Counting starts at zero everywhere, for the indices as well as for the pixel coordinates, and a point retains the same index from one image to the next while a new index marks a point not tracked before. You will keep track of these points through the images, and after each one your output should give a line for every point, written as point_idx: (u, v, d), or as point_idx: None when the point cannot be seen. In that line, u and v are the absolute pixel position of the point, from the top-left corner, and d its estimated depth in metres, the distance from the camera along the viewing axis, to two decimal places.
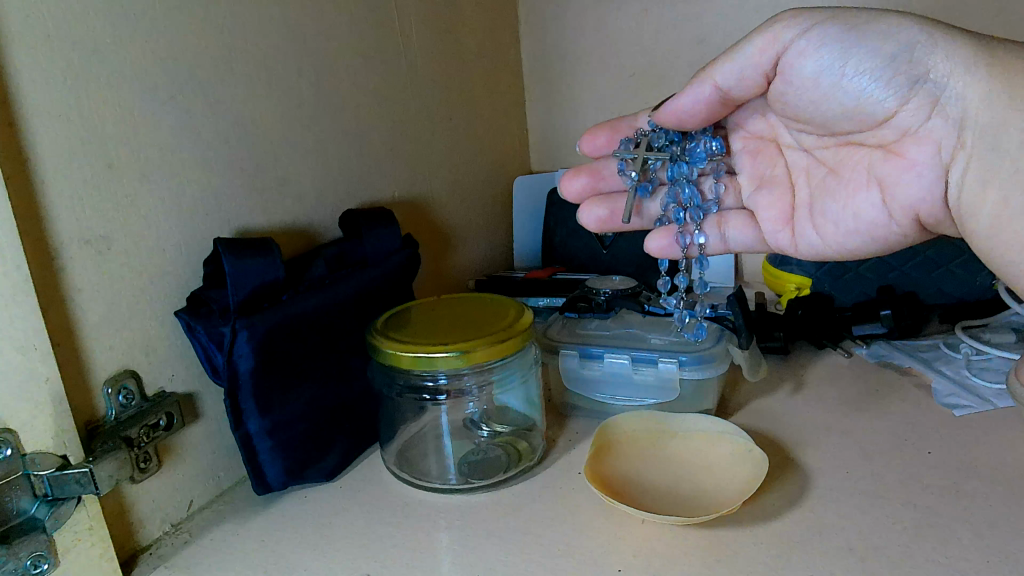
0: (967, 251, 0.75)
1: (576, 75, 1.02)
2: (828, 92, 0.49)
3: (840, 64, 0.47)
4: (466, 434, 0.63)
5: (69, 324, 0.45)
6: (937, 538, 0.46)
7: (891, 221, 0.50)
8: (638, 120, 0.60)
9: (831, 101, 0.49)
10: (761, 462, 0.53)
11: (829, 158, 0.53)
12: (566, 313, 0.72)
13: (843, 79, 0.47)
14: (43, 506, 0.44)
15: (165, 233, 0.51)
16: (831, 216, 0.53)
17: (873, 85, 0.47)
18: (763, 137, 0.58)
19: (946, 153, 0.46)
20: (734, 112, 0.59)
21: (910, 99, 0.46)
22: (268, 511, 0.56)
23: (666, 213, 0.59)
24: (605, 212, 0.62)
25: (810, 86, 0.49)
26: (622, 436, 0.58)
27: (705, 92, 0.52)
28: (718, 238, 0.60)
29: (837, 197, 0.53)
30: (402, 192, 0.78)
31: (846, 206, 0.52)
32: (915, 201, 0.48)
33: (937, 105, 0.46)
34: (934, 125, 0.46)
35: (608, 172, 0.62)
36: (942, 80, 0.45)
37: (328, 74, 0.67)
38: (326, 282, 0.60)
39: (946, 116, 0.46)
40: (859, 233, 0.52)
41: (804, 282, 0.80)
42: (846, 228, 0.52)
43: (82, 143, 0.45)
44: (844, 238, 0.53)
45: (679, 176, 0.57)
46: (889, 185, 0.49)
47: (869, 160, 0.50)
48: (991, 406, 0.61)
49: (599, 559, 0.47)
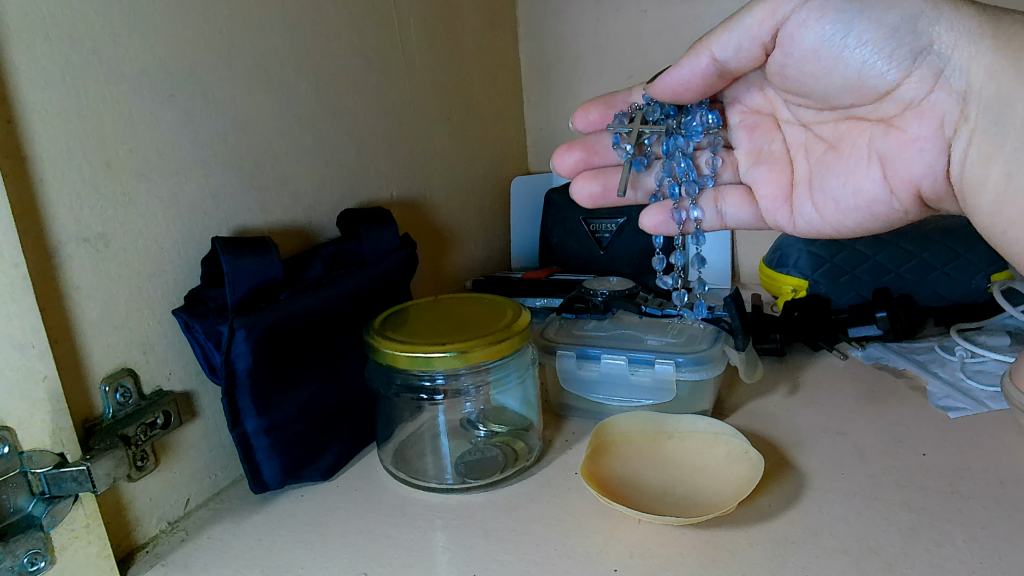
0: (961, 254, 0.76)
1: (574, 77, 1.03)
2: (829, 63, 0.48)
3: (843, 35, 0.46)
4: (462, 434, 0.63)
5: (66, 323, 0.45)
6: (932, 539, 0.46)
7: (892, 197, 0.51)
8: (632, 95, 0.60)
9: (832, 73, 0.49)
10: (757, 463, 0.53)
11: (829, 134, 0.54)
12: (562, 313, 0.72)
13: (844, 50, 0.47)
14: (40, 504, 0.44)
15: (164, 232, 0.51)
16: (830, 193, 0.54)
17: (876, 56, 0.47)
18: (761, 112, 0.58)
19: (948, 129, 0.46)
20: (732, 87, 0.59)
21: (914, 71, 0.46)
22: (264, 510, 0.56)
23: (661, 189, 0.60)
24: (598, 187, 0.62)
25: (810, 58, 0.49)
26: (618, 437, 0.58)
27: (703, 68, 0.52)
28: (715, 214, 0.61)
29: (838, 173, 0.53)
30: (401, 192, 0.78)
31: (847, 181, 0.52)
32: (917, 177, 0.49)
33: (941, 78, 0.46)
34: (937, 99, 0.46)
35: (602, 147, 0.62)
36: (946, 53, 0.45)
37: (328, 74, 0.67)
38: (324, 282, 0.60)
39: (950, 90, 0.46)
40: (859, 209, 0.52)
41: (802, 284, 0.80)
42: (846, 205, 0.53)
43: (82, 141, 0.45)
44: (844, 214, 0.54)
45: (674, 150, 0.58)
46: (889, 161, 0.50)
47: (870, 134, 0.50)
48: (986, 408, 0.61)
49: (595, 559, 0.47)
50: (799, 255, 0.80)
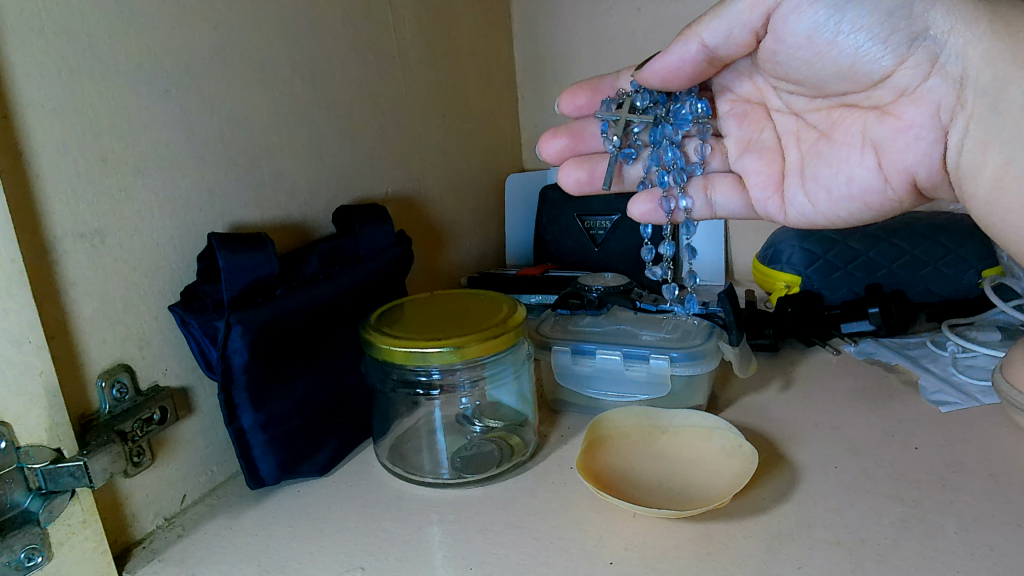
0: (952, 251, 0.77)
1: (568, 76, 1.03)
2: (822, 50, 0.49)
3: (836, 21, 0.47)
4: (458, 429, 0.64)
5: (63, 319, 0.45)
6: (924, 531, 0.46)
7: (886, 185, 0.51)
8: (619, 80, 0.60)
9: (825, 60, 0.49)
10: (751, 459, 0.54)
11: (821, 122, 0.54)
12: (557, 309, 0.72)
13: (839, 36, 0.47)
14: (37, 499, 0.44)
15: (159, 227, 0.51)
16: (823, 181, 0.54)
17: (870, 42, 0.47)
18: (751, 100, 0.59)
19: (945, 115, 0.47)
20: (721, 76, 0.59)
21: (909, 57, 0.47)
22: (261, 505, 0.56)
23: (649, 176, 0.61)
24: (584, 174, 0.63)
25: (804, 45, 0.49)
26: (614, 432, 0.59)
27: (693, 55, 0.52)
28: (705, 203, 0.61)
29: (830, 161, 0.53)
30: (396, 189, 0.78)
31: (840, 169, 0.53)
32: (912, 165, 0.49)
33: (937, 64, 0.46)
34: (933, 85, 0.47)
35: (588, 134, 0.63)
36: (941, 38, 0.45)
37: (323, 71, 0.67)
38: (320, 278, 0.60)
39: (946, 75, 0.46)
40: (852, 198, 0.53)
41: (795, 280, 0.80)
42: (839, 194, 0.53)
43: (77, 135, 0.45)
44: (836, 204, 0.54)
45: (662, 138, 0.58)
46: (883, 148, 0.50)
47: (864, 122, 0.51)
48: (977, 402, 0.62)
49: (591, 552, 0.47)
50: (792, 251, 0.80)
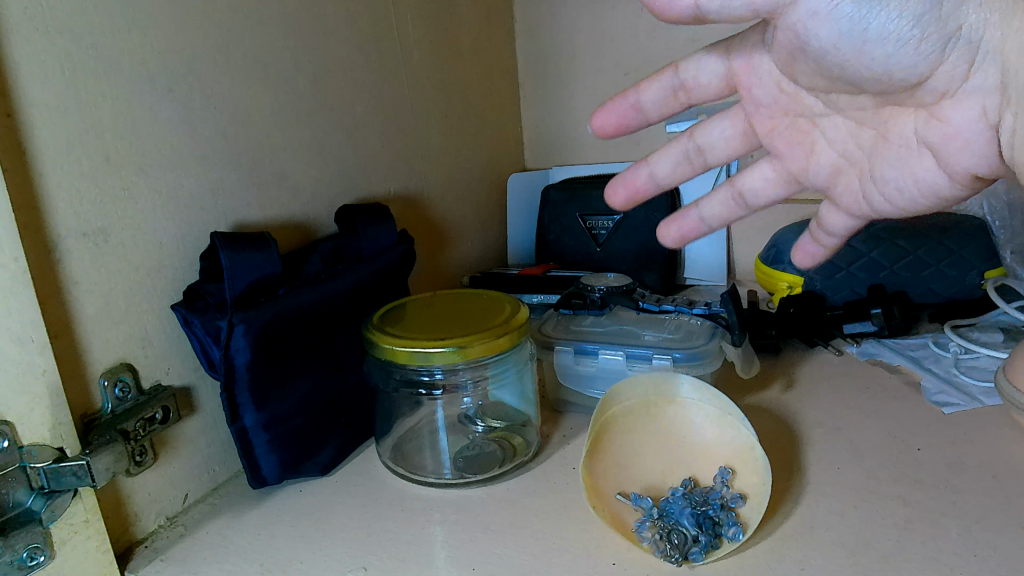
0: (955, 252, 0.76)
1: (570, 75, 1.03)
2: (850, 57, 0.37)
3: (864, 19, 0.35)
4: (461, 429, 0.64)
5: (66, 318, 0.45)
6: (927, 533, 0.46)
7: (955, 184, 0.41)
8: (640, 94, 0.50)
9: (855, 66, 0.37)
10: (761, 460, 0.51)
11: (871, 119, 0.43)
12: (560, 309, 0.72)
13: (866, 42, 0.36)
14: (40, 499, 0.44)
15: (162, 226, 0.51)
16: (890, 182, 0.44)
17: (901, 47, 0.36)
18: (784, 95, 0.47)
19: (994, 115, 0.37)
20: (743, 47, 0.47)
21: (946, 58, 0.36)
22: (264, 504, 0.56)
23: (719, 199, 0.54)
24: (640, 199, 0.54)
25: (831, 51, 0.37)
26: (607, 425, 0.57)
27: (685, 22, 0.37)
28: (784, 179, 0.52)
29: (893, 162, 0.43)
30: (399, 188, 0.78)
31: (903, 170, 0.43)
32: (971, 167, 0.39)
33: (976, 65, 0.36)
34: (975, 85, 0.36)
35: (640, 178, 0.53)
36: (978, 32, 0.35)
37: (325, 69, 0.67)
38: (322, 278, 0.60)
39: (987, 75, 0.36)
40: (922, 198, 0.43)
41: (797, 281, 0.81)
42: (909, 197, 0.44)
43: (81, 134, 0.45)
44: (908, 206, 0.44)
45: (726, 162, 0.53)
46: (939, 151, 0.40)
47: (915, 121, 0.41)
48: (979, 403, 0.62)
49: (593, 553, 0.47)
50: None
